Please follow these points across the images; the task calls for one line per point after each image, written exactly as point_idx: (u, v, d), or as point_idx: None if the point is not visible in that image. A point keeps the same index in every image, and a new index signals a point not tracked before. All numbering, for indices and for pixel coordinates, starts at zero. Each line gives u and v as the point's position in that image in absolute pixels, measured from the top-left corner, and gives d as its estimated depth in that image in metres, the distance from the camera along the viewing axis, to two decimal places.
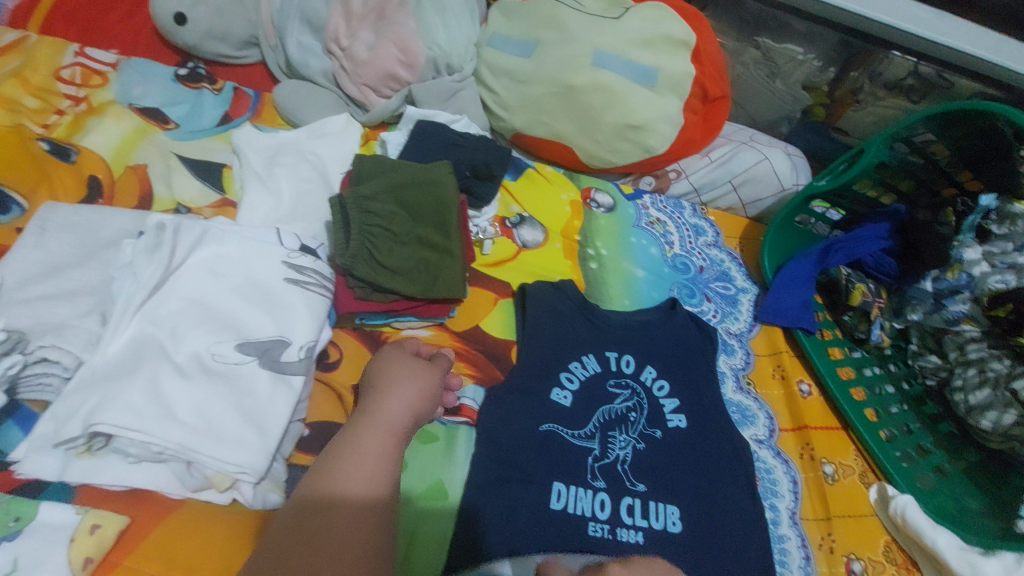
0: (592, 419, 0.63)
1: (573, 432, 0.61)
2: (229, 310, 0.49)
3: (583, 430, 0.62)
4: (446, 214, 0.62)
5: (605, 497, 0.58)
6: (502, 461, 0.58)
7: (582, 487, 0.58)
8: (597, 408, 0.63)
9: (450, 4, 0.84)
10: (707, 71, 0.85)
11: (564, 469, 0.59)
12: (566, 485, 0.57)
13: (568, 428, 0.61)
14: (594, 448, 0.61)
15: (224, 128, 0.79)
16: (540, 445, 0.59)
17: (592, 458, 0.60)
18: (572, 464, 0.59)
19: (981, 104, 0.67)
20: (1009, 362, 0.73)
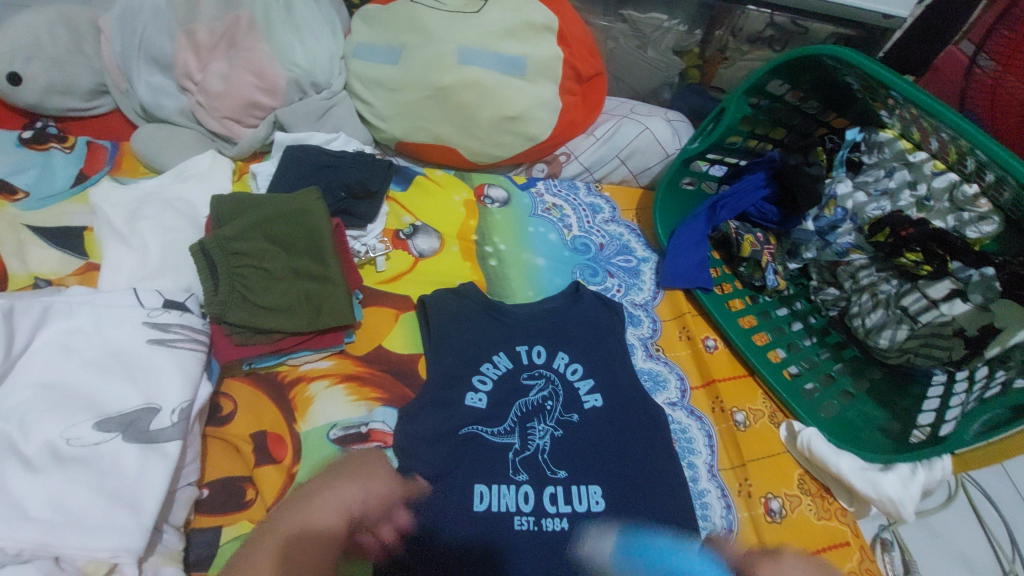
0: (510, 415, 0.62)
1: (492, 431, 0.61)
2: (89, 387, 0.46)
3: (502, 427, 0.61)
4: (320, 241, 0.60)
5: (528, 488, 0.58)
6: (424, 476, 0.57)
7: (507, 484, 0.58)
8: (514, 402, 0.63)
9: (304, 22, 0.81)
10: (575, 51, 0.86)
11: (485, 470, 0.58)
12: (488, 486, 0.57)
13: (488, 428, 0.61)
14: (514, 442, 0.61)
15: (81, 187, 0.74)
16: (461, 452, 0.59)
17: (513, 452, 0.60)
18: (493, 464, 0.59)
19: (815, 50, 0.69)
20: (895, 282, 0.80)
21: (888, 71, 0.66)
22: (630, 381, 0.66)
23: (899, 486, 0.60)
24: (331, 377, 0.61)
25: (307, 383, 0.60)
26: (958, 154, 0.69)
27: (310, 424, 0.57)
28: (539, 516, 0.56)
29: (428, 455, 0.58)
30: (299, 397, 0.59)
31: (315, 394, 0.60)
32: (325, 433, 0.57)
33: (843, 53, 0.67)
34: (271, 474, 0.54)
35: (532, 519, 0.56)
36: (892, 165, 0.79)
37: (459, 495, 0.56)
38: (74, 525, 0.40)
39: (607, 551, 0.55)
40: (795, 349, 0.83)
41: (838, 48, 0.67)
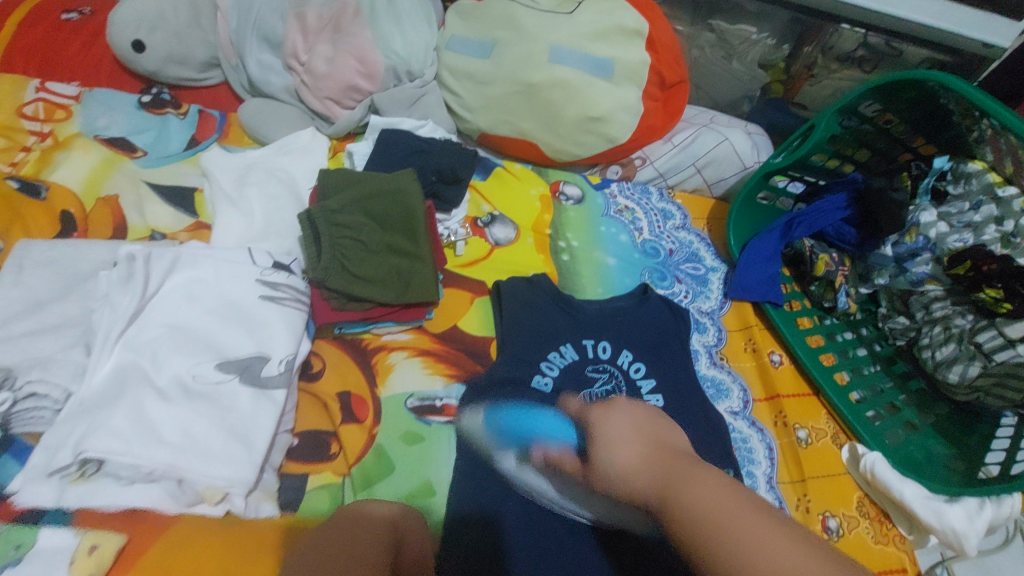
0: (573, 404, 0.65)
1: None
2: (207, 331, 0.51)
3: None
4: (413, 221, 0.64)
5: None
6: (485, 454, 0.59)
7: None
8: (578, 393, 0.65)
9: (405, 12, 0.85)
10: (662, 58, 0.87)
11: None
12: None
13: None
14: None
15: (192, 151, 0.80)
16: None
17: None
18: None
19: (918, 75, 0.69)
20: (971, 317, 0.77)
21: (991, 99, 0.66)
22: (691, 386, 0.68)
23: (964, 518, 0.59)
24: (410, 350, 0.65)
25: (388, 353, 0.64)
26: None
27: (390, 391, 0.61)
28: None
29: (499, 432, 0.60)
30: (380, 365, 0.63)
31: (395, 363, 0.63)
32: (403, 401, 0.61)
33: (946, 79, 0.67)
34: (355, 432, 0.58)
35: None
36: (977, 198, 0.77)
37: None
38: (198, 453, 0.45)
39: (476, 424, 0.59)
40: (859, 374, 0.82)
41: (945, 75, 0.67)
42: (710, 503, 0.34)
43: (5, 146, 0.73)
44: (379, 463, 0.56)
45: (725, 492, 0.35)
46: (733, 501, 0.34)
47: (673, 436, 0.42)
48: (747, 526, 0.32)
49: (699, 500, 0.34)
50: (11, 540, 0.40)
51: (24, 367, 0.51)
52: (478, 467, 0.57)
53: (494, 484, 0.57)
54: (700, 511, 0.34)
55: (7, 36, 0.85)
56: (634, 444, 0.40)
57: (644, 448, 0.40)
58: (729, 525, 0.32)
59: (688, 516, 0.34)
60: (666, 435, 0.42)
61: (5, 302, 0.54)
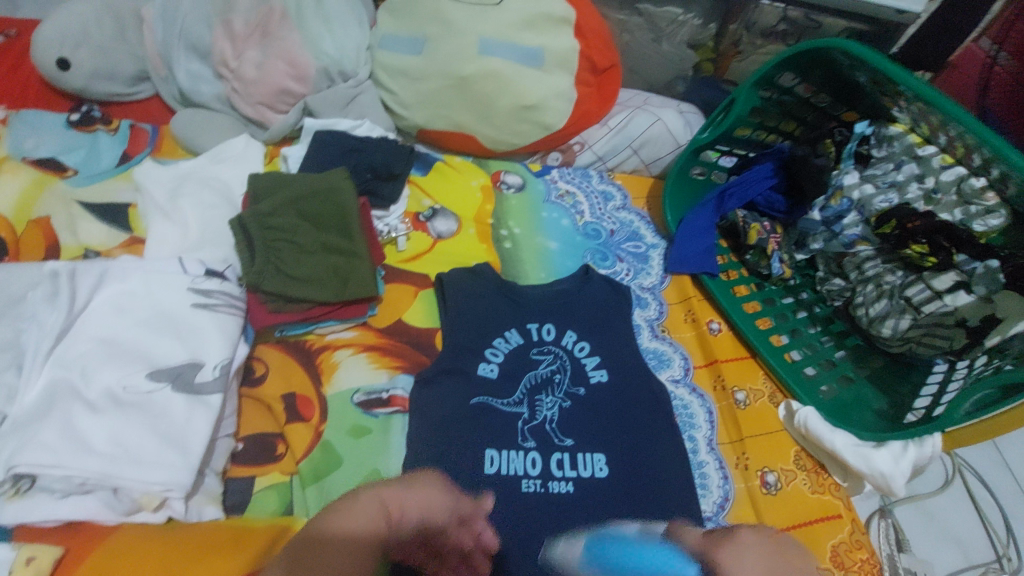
0: (520, 387, 0.66)
1: (503, 402, 0.65)
2: (139, 342, 0.52)
3: (512, 398, 0.65)
4: (348, 220, 0.64)
5: (536, 454, 0.62)
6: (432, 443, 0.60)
7: (516, 447, 0.62)
8: (524, 375, 0.67)
9: (333, 14, 0.86)
10: (592, 43, 0.89)
11: (493, 436, 0.62)
12: (498, 450, 0.61)
13: (498, 399, 0.65)
14: (523, 412, 0.65)
15: (125, 167, 0.80)
16: (472, 417, 0.63)
17: (522, 421, 0.64)
18: (503, 431, 0.63)
19: (824, 43, 0.72)
20: (901, 274, 0.81)
21: (900, 68, 0.68)
22: (635, 359, 0.70)
23: (890, 461, 0.64)
24: (354, 347, 0.66)
25: (332, 351, 0.65)
26: (965, 150, 0.72)
27: (335, 388, 0.62)
28: (546, 479, 0.60)
29: (449, 419, 0.62)
30: (325, 363, 0.64)
31: (339, 361, 0.64)
32: (349, 396, 0.62)
33: (849, 46, 0.70)
34: (301, 430, 0.59)
35: (540, 482, 0.60)
36: (900, 158, 0.81)
37: (471, 458, 0.60)
38: (132, 459, 0.46)
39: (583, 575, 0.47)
40: (798, 335, 0.86)
41: (845, 42, 0.69)
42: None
43: None
44: (326, 457, 0.57)
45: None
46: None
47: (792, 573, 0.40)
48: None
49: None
50: None
51: None
52: (427, 450, 0.60)
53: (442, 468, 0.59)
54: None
55: None
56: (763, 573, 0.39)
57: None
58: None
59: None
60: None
61: None
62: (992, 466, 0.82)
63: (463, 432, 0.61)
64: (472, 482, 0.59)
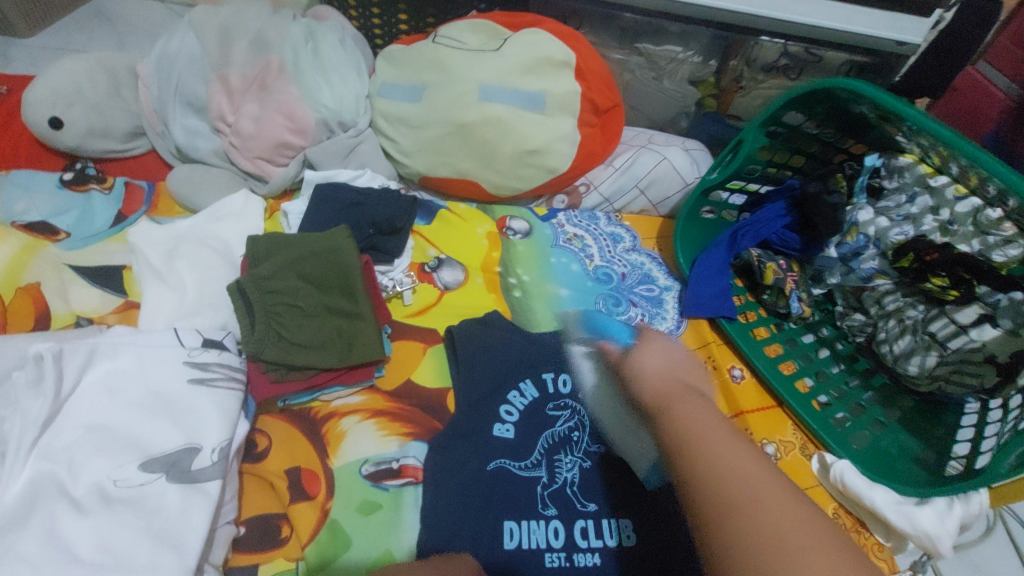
0: (537, 447, 0.62)
1: (518, 464, 0.61)
2: (132, 428, 0.48)
3: (528, 461, 0.61)
4: (350, 279, 0.61)
5: (558, 523, 0.58)
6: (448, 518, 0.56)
7: (537, 516, 0.58)
8: (540, 434, 0.63)
9: (331, 65, 0.85)
10: (593, 86, 0.88)
11: (511, 506, 0.58)
12: (517, 522, 0.57)
13: (514, 461, 0.61)
14: (541, 475, 0.61)
15: (120, 227, 0.77)
16: (489, 485, 0.59)
17: (540, 486, 0.60)
18: (522, 498, 0.59)
19: (829, 83, 0.71)
20: (923, 308, 0.78)
21: (900, 102, 0.67)
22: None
23: (935, 519, 0.59)
24: (362, 413, 0.62)
25: (339, 419, 0.61)
26: (979, 180, 0.68)
27: (342, 460, 0.58)
28: (571, 552, 0.56)
29: (462, 489, 0.58)
30: (331, 433, 0.60)
31: (347, 429, 0.60)
32: (358, 469, 0.58)
33: (853, 86, 0.69)
34: (306, 511, 0.54)
35: (564, 556, 0.56)
36: (913, 190, 0.79)
37: (489, 532, 0.56)
38: (122, 567, 0.41)
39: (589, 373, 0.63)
40: (821, 377, 0.82)
41: (850, 82, 0.69)
42: (688, 415, 0.46)
43: None
44: (334, 540, 0.53)
45: (717, 440, 0.44)
46: (731, 442, 0.44)
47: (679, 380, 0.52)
48: (712, 446, 0.43)
49: (682, 419, 0.46)
50: None
51: None
52: (442, 523, 0.56)
53: (459, 546, 0.55)
54: (683, 423, 0.46)
55: None
56: (654, 354, 0.55)
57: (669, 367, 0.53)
58: (700, 446, 0.43)
59: (675, 424, 0.46)
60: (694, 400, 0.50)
61: None
62: None
63: (479, 504, 0.57)
64: (491, 560, 0.55)
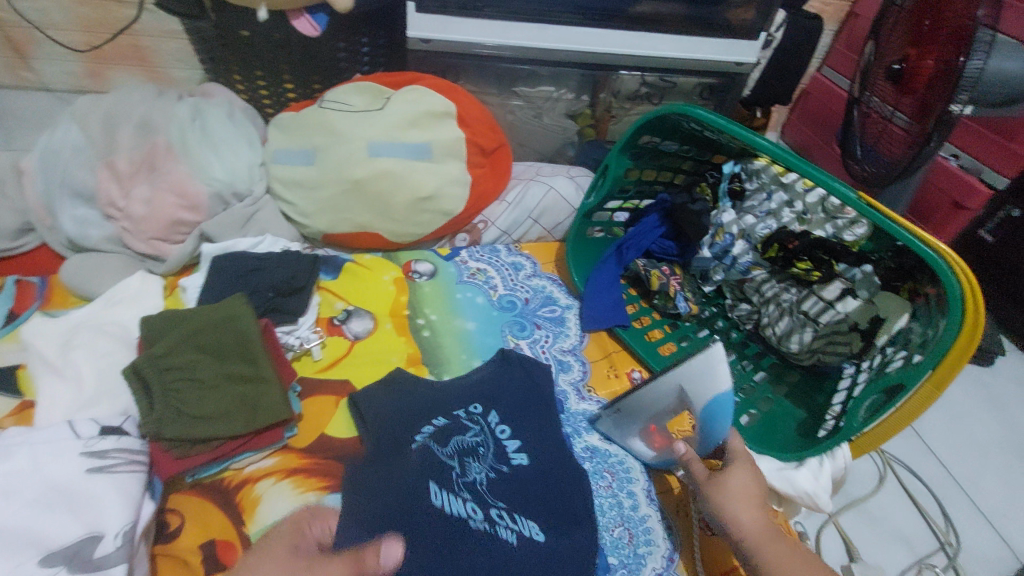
0: (450, 444, 0.66)
1: (442, 450, 0.65)
2: (29, 526, 0.48)
3: (446, 450, 0.65)
4: (250, 346, 0.64)
5: (474, 502, 0.62)
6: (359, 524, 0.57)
7: (453, 494, 0.62)
8: (452, 438, 0.66)
9: (222, 140, 0.88)
10: (476, 130, 0.95)
11: (435, 473, 0.62)
12: (440, 487, 0.61)
13: (439, 446, 0.65)
14: (455, 466, 0.64)
15: (11, 326, 0.76)
16: (419, 465, 0.62)
17: (456, 474, 0.64)
18: (441, 474, 0.63)
19: (665, 109, 0.78)
20: (795, 290, 0.88)
21: (728, 124, 0.73)
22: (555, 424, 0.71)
23: (811, 478, 0.68)
24: (276, 474, 0.63)
25: (253, 484, 0.62)
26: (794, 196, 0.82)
27: (258, 525, 0.59)
28: (493, 522, 0.61)
29: (370, 505, 0.58)
30: (245, 499, 0.61)
31: (261, 494, 0.61)
32: (275, 530, 0.59)
33: (686, 109, 0.76)
34: None
35: (487, 522, 0.60)
36: (771, 187, 0.90)
37: (418, 499, 0.59)
38: None
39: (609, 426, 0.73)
40: None
41: (681, 106, 0.76)
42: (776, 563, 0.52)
43: None
44: None
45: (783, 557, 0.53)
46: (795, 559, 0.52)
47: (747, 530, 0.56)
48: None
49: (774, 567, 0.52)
50: None
51: None
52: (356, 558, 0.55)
53: (388, 510, 0.59)
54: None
55: None
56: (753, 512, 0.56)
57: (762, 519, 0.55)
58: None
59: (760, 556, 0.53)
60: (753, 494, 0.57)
61: None
62: (915, 453, 0.88)
63: (398, 494, 0.59)
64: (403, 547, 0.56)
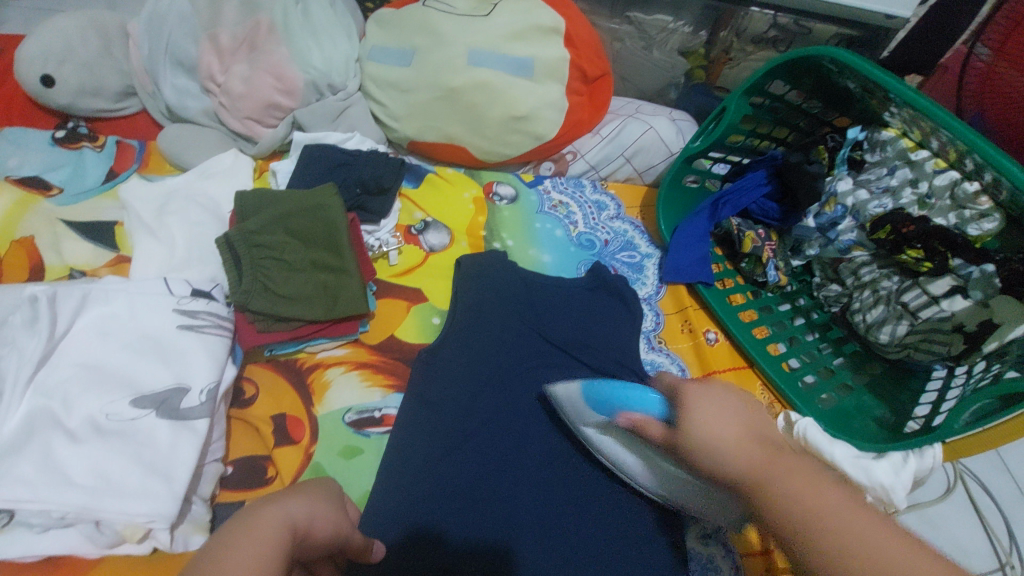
0: (491, 288, 0.72)
1: (499, 301, 0.71)
2: (124, 368, 0.50)
3: (502, 286, 0.72)
4: (337, 236, 0.63)
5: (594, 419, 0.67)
6: (427, 393, 0.63)
7: (513, 289, 0.72)
8: (499, 298, 0.71)
9: (321, 27, 0.85)
10: (582, 53, 0.88)
11: (513, 301, 0.71)
12: (547, 403, 0.66)
13: (499, 302, 0.71)
14: (512, 291, 0.72)
15: (111, 184, 0.78)
16: (498, 306, 0.70)
17: (527, 308, 0.71)
18: (512, 309, 0.71)
19: (815, 52, 0.69)
20: (897, 278, 0.78)
21: (888, 75, 0.66)
22: (625, 317, 0.74)
23: (890, 473, 0.63)
24: (346, 364, 0.65)
25: (324, 369, 0.64)
26: (892, 229, 0.76)
27: (327, 408, 0.61)
28: None
29: (477, 324, 0.68)
30: (316, 382, 0.63)
31: (331, 379, 0.63)
32: (341, 416, 0.61)
33: (839, 55, 0.68)
34: (290, 453, 0.58)
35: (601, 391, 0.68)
36: (893, 163, 0.78)
37: (502, 327, 0.69)
38: (114, 491, 0.44)
39: (572, 391, 0.60)
40: (796, 342, 0.84)
41: (837, 50, 0.67)
42: (801, 485, 0.36)
43: None
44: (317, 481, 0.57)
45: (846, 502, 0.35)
46: (841, 503, 0.35)
47: (772, 431, 0.42)
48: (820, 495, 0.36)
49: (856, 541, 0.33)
50: None
51: None
52: (410, 476, 0.58)
53: (503, 329, 0.69)
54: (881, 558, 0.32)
55: None
56: (728, 417, 0.41)
57: (743, 420, 0.41)
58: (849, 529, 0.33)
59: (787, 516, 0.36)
60: (766, 428, 0.42)
61: None
62: (993, 471, 0.82)
63: (508, 303, 0.71)
64: (481, 403, 0.64)
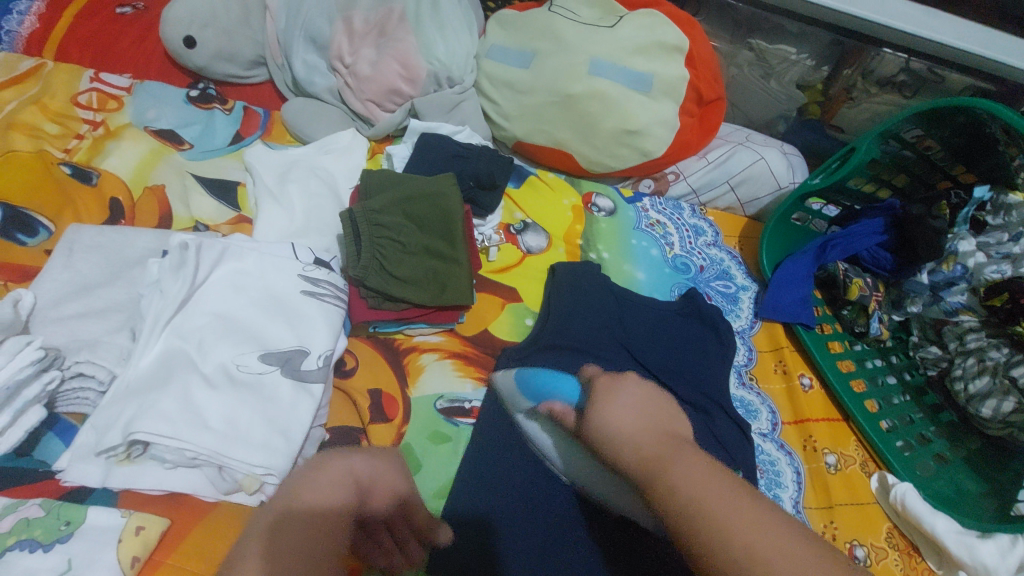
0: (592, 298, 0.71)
1: (590, 312, 0.69)
2: (253, 324, 0.53)
3: (596, 298, 0.71)
4: (452, 225, 0.65)
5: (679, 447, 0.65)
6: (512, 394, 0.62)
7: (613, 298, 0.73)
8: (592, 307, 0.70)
9: (449, 21, 0.86)
10: (700, 74, 0.87)
11: (608, 314, 0.70)
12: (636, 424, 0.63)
13: (589, 313, 0.69)
14: (607, 303, 0.71)
15: (236, 146, 0.82)
16: (590, 317, 0.69)
17: (621, 325, 0.70)
18: (605, 323, 0.69)
19: (967, 102, 0.67)
20: (1006, 350, 0.72)
21: None
22: (717, 348, 0.72)
23: (997, 555, 0.61)
24: (441, 352, 0.66)
25: (419, 353, 0.65)
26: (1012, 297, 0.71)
27: (419, 392, 0.62)
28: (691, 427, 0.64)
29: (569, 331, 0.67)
30: (411, 365, 0.64)
31: (426, 364, 0.65)
32: (432, 402, 0.62)
33: (993, 107, 0.66)
34: (384, 430, 0.59)
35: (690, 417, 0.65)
36: (1018, 229, 0.73)
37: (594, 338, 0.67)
38: (240, 440, 0.47)
39: (508, 380, 0.59)
40: (884, 403, 0.78)
41: (989, 102, 0.65)
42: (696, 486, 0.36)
43: (59, 134, 0.76)
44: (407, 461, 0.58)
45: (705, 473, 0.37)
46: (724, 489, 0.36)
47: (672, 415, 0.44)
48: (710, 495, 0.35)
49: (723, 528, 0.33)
50: (61, 515, 0.43)
51: (71, 348, 0.54)
52: (491, 477, 0.57)
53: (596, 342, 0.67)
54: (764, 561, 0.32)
55: (63, 27, 0.87)
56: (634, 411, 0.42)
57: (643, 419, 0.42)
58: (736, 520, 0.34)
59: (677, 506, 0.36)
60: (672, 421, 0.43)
61: (56, 282, 0.58)
62: None
63: (603, 317, 0.70)
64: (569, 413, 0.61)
